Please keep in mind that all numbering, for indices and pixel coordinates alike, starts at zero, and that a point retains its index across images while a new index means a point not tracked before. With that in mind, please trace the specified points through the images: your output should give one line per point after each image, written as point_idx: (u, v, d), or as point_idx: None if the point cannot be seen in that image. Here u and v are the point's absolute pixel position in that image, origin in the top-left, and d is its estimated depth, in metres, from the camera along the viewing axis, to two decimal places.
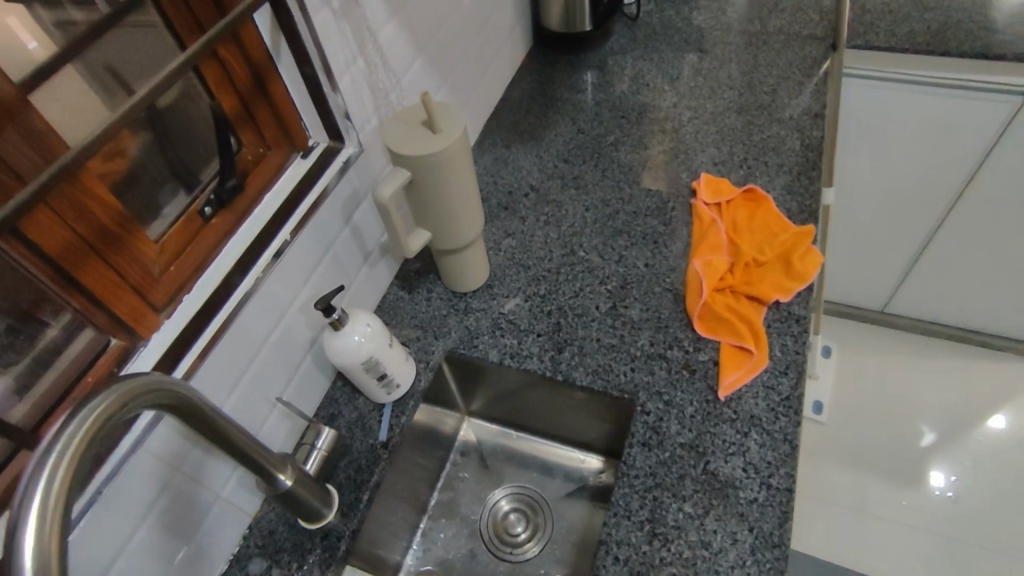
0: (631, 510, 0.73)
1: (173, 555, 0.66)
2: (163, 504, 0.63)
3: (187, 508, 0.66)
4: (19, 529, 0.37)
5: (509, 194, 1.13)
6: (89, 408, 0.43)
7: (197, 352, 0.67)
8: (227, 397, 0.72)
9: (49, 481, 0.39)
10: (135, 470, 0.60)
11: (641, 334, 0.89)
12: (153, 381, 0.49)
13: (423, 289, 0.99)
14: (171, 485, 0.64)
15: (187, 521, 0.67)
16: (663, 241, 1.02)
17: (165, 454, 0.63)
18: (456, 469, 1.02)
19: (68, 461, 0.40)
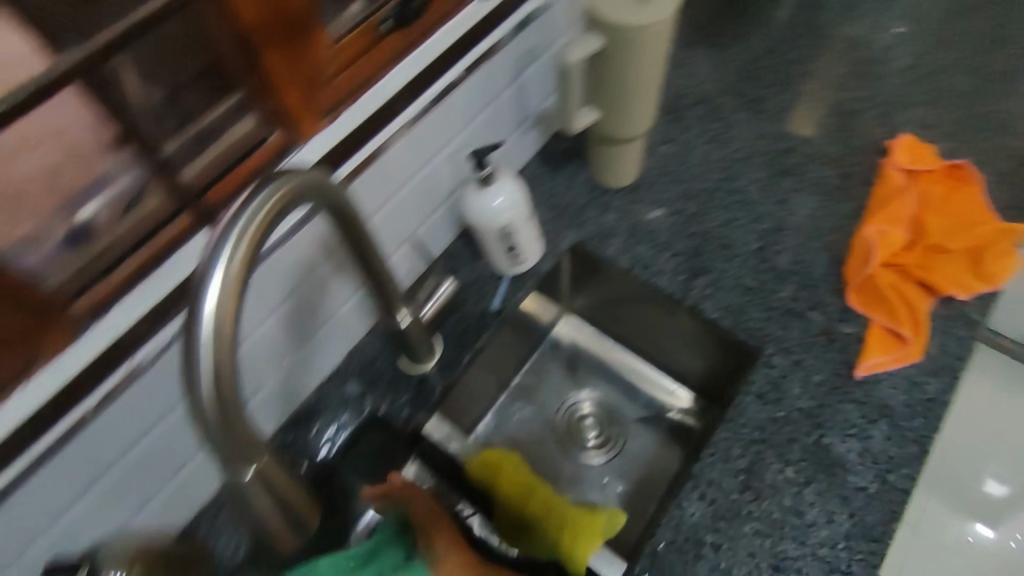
0: (730, 455, 0.69)
1: (296, 343, 0.68)
2: (297, 296, 0.64)
3: (314, 305, 0.67)
4: (198, 313, 0.36)
5: (678, 97, 1.02)
6: (264, 196, 0.40)
7: (354, 164, 0.65)
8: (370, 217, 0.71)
9: (227, 269, 0.37)
10: (281, 259, 0.60)
11: (785, 287, 0.82)
12: (317, 181, 0.45)
13: (565, 175, 0.94)
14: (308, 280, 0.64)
15: (309, 320, 0.68)
16: (835, 194, 0.91)
17: (313, 248, 0.62)
18: (544, 359, 1.00)
19: (251, 241, 0.39)
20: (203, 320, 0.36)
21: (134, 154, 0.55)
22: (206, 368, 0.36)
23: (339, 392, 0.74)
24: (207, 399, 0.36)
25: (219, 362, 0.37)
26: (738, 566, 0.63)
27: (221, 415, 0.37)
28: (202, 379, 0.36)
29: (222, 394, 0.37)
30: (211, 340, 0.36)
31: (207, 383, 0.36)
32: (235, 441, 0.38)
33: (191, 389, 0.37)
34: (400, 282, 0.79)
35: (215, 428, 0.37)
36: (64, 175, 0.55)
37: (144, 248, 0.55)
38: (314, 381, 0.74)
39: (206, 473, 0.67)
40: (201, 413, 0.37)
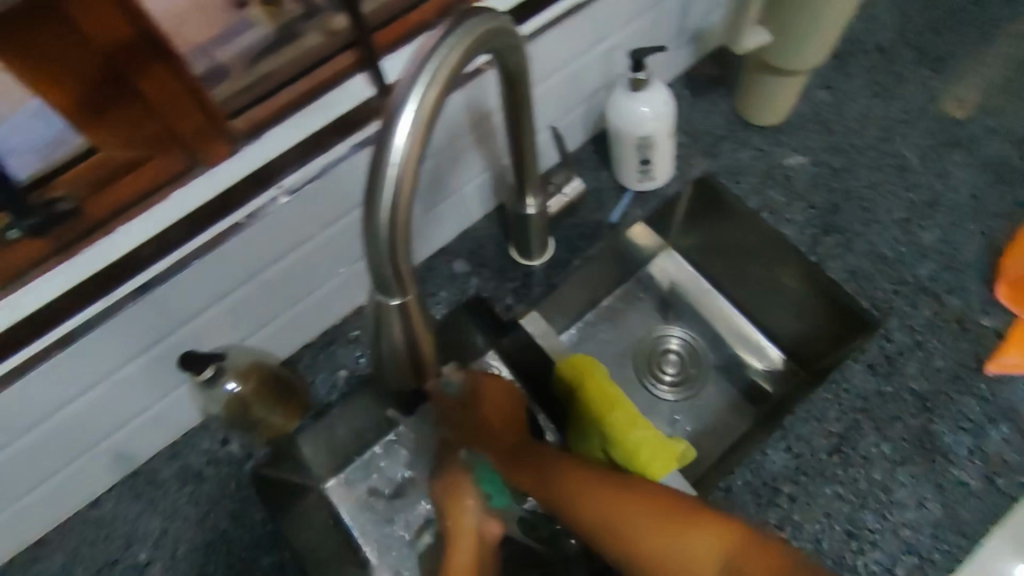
0: (827, 417, 0.67)
1: (455, 185, 0.70)
2: (462, 140, 0.65)
3: (470, 155, 0.68)
4: (389, 139, 0.36)
5: (847, 40, 0.92)
6: (461, 32, 0.38)
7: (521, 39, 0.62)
8: None
9: (421, 100, 0.36)
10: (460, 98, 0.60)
11: (925, 264, 0.76)
12: (510, 33, 0.43)
13: (707, 101, 0.88)
14: (476, 125, 0.65)
15: (450, 178, 0.68)
16: (1003, 179, 0.82)
17: (475, 106, 0.62)
18: (637, 287, 0.99)
19: (449, 75, 0.38)
20: (394, 146, 0.36)
21: (258, 10, 0.57)
22: (388, 195, 0.36)
23: (446, 269, 0.75)
24: (382, 225, 0.37)
25: (399, 196, 0.37)
26: (810, 523, 0.63)
27: (391, 245, 0.37)
28: (382, 204, 0.36)
29: (396, 223, 0.37)
30: (398, 168, 0.36)
31: (385, 213, 0.36)
32: (395, 273, 0.38)
33: (368, 211, 0.37)
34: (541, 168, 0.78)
35: (382, 256, 0.37)
36: (184, 23, 0.53)
37: (301, 82, 0.55)
38: (435, 244, 0.75)
39: (343, 297, 0.70)
40: (372, 238, 0.37)
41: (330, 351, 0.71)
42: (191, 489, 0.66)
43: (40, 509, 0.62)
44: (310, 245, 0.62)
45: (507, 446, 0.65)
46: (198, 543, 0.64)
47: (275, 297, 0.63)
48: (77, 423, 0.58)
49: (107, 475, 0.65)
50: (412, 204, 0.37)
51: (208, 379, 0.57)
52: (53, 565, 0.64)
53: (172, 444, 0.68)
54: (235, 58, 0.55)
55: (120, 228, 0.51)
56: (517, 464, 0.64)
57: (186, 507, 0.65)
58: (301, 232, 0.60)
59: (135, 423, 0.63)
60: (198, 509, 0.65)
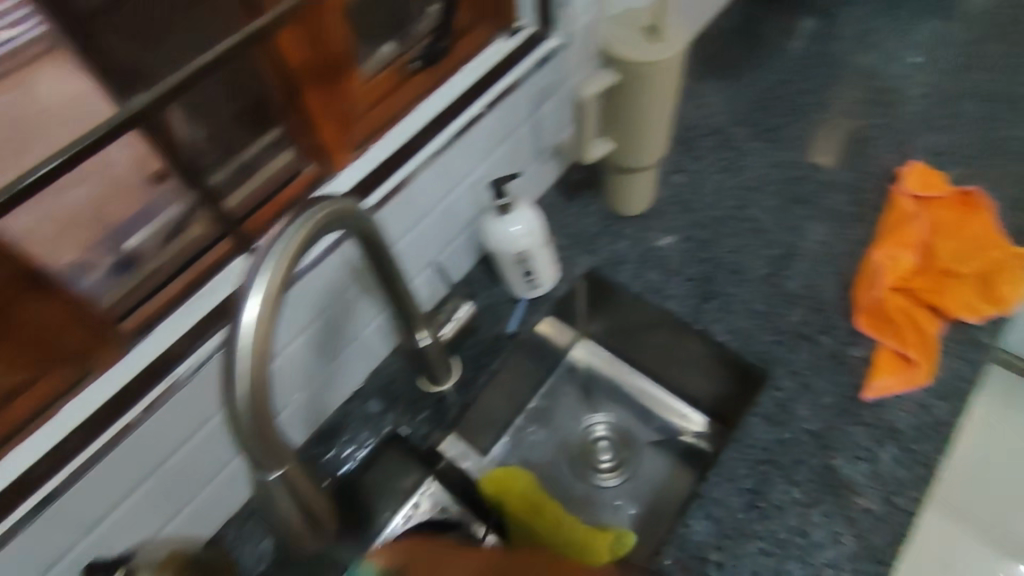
0: (737, 475, 0.71)
1: (344, 343, 0.74)
2: (335, 305, 0.69)
3: (347, 316, 0.72)
4: (238, 322, 0.41)
5: (690, 127, 1.04)
6: (302, 221, 0.45)
7: (382, 194, 0.69)
8: (397, 242, 0.74)
9: (267, 284, 0.42)
10: (317, 278, 0.65)
11: (795, 310, 0.83)
12: (344, 204, 0.50)
13: (580, 201, 0.95)
14: (348, 290, 0.70)
15: (337, 339, 0.72)
16: (845, 221, 0.91)
17: (336, 278, 0.67)
18: (560, 382, 1.03)
19: (292, 251, 0.44)
20: (243, 328, 0.41)
21: (177, 186, 0.61)
22: (242, 377, 0.41)
23: (360, 410, 0.78)
24: (242, 402, 0.41)
25: (254, 371, 0.41)
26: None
27: (254, 420, 0.41)
28: (239, 389, 0.41)
29: (256, 400, 0.41)
30: (248, 356, 0.41)
31: (243, 392, 0.41)
32: (263, 441, 0.42)
33: (228, 391, 0.41)
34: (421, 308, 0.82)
35: (247, 432, 0.41)
36: (107, 207, 0.60)
37: (182, 276, 0.61)
38: (347, 392, 0.79)
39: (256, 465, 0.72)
40: (235, 417, 0.41)
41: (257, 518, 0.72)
42: None
43: None
44: (213, 421, 0.64)
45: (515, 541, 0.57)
46: None
47: (187, 476, 0.65)
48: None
49: None
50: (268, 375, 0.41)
51: None
52: None
53: None
54: (146, 243, 0.60)
55: (11, 456, 0.52)
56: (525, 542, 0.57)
57: None
58: (203, 412, 0.62)
59: None
60: None
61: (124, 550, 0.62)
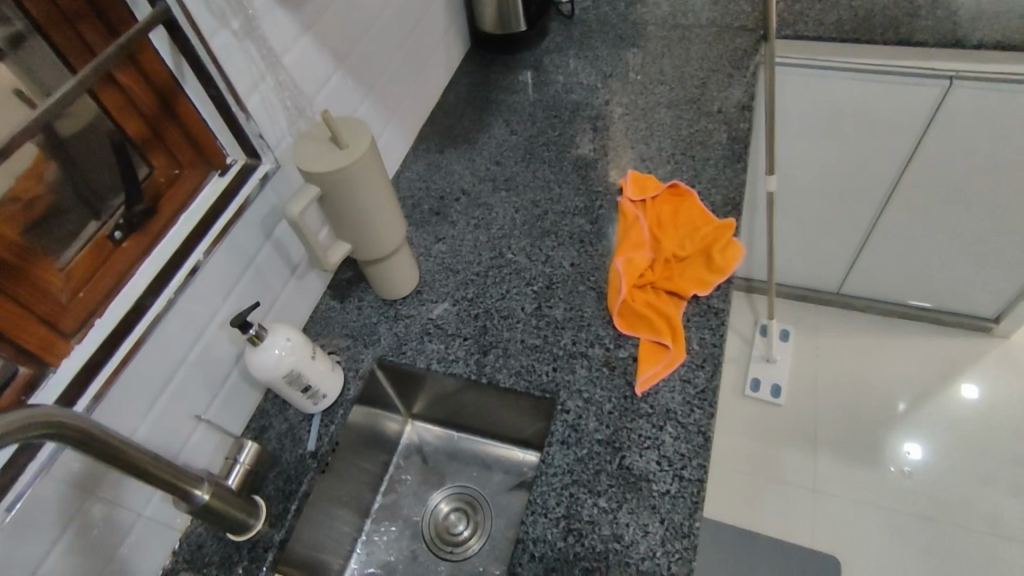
0: (549, 507, 0.75)
1: (118, 544, 0.69)
2: (87, 512, 0.65)
3: (110, 516, 0.67)
4: None
5: (440, 196, 1.12)
6: None
7: (106, 376, 0.67)
8: (142, 419, 0.73)
9: None
10: (44, 494, 0.60)
11: (564, 334, 0.91)
12: (18, 423, 0.47)
13: (355, 298, 0.99)
14: (93, 493, 0.65)
15: (108, 540, 0.68)
16: (589, 240, 1.02)
17: (73, 481, 0.63)
18: (399, 472, 1.03)
19: None
20: None
21: None
22: None
23: None
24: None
25: None
26: None
27: None
28: None
29: None
30: None
31: None
32: None
33: None
34: (202, 468, 0.80)
35: None
36: None
37: None
38: None
39: None
40: None
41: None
42: None
43: None
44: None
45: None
46: None
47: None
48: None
49: None
50: None
51: None
52: None
53: None
54: None
55: None
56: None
57: None
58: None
59: None
60: None
61: None
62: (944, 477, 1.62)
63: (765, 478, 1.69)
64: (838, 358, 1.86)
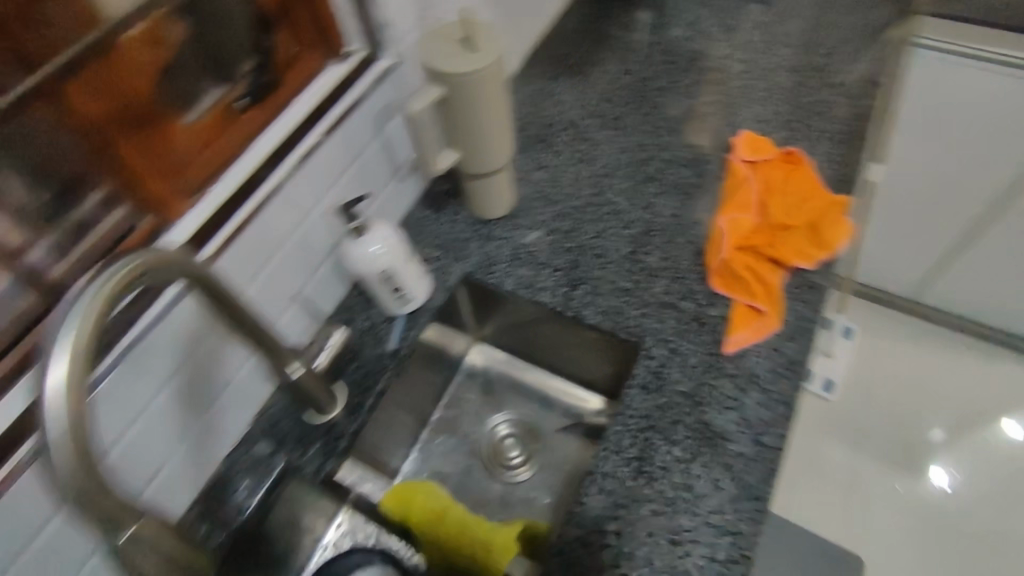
0: (622, 446, 0.75)
1: (209, 403, 0.71)
2: (188, 365, 0.67)
3: (206, 375, 0.69)
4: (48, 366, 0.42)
5: (547, 125, 1.11)
6: (121, 265, 0.47)
7: (223, 238, 0.68)
8: (248, 287, 0.73)
9: (78, 327, 0.43)
10: (161, 338, 0.63)
11: (656, 282, 0.89)
12: (164, 258, 0.51)
13: (448, 212, 0.99)
14: (200, 348, 0.67)
15: (202, 396, 0.70)
16: (691, 195, 0.99)
17: (186, 331, 0.65)
18: (461, 391, 1.04)
19: (106, 294, 0.45)
20: (52, 371, 0.41)
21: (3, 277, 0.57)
22: (61, 421, 0.41)
23: (248, 456, 0.76)
24: (63, 464, 0.41)
25: (71, 416, 0.41)
26: (637, 547, 0.67)
27: (81, 469, 0.41)
28: (59, 434, 0.41)
29: (77, 439, 0.41)
30: (61, 394, 0.41)
31: (60, 436, 0.41)
32: (85, 482, 0.42)
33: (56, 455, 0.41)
34: (291, 344, 0.81)
35: (72, 480, 0.41)
36: None
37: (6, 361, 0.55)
38: (228, 448, 0.75)
39: None
40: (70, 472, 0.41)
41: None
42: None
43: None
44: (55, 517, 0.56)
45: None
46: None
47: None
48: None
49: None
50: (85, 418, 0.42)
51: None
52: None
53: None
54: None
55: None
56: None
57: None
58: (24, 512, 0.54)
59: None
60: None
61: None
62: (981, 500, 1.59)
63: (797, 466, 1.70)
64: (898, 363, 1.82)
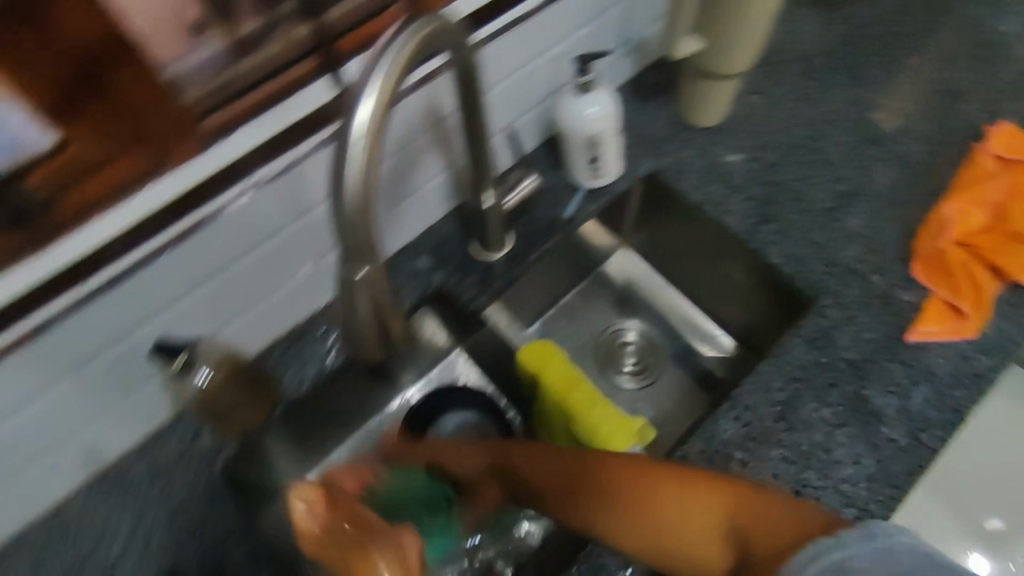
0: (770, 387, 0.71)
1: (403, 195, 0.73)
2: (401, 149, 0.68)
3: (411, 166, 0.71)
4: (355, 103, 0.41)
5: (777, 49, 0.99)
6: (421, 24, 0.45)
7: (503, 22, 0.67)
8: (498, 82, 0.73)
9: (386, 73, 0.42)
10: (410, 105, 0.64)
11: (852, 246, 0.81)
12: (455, 32, 0.49)
13: (651, 105, 0.94)
14: (431, 132, 0.69)
15: (402, 182, 0.72)
16: (920, 169, 0.88)
17: (429, 109, 0.66)
18: (595, 287, 1.00)
19: (410, 50, 0.44)
20: (358, 109, 0.41)
21: (224, 31, 0.56)
22: (355, 157, 0.41)
23: (410, 265, 0.79)
24: (352, 196, 0.41)
25: (364, 156, 0.41)
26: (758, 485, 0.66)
27: (356, 213, 0.42)
28: (350, 171, 0.41)
29: (362, 180, 0.41)
30: (362, 130, 0.41)
31: (352, 169, 0.41)
32: (353, 225, 0.42)
33: (335, 191, 0.42)
34: (496, 165, 0.83)
35: (343, 217, 0.42)
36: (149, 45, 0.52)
37: (267, 85, 0.58)
38: (401, 242, 0.79)
39: (299, 302, 0.74)
40: (342, 210, 0.42)
41: (338, 314, 0.77)
42: (162, 484, 0.68)
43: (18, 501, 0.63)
44: (312, 215, 0.66)
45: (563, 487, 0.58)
46: (172, 532, 0.66)
47: (270, 271, 0.68)
48: (29, 429, 0.59)
49: (76, 473, 0.66)
50: (374, 161, 0.42)
51: (180, 369, 0.60)
52: (24, 563, 0.65)
53: (143, 440, 0.70)
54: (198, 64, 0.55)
55: (88, 229, 0.53)
56: (673, 505, 0.53)
57: (161, 501, 0.67)
58: (279, 215, 0.64)
59: (109, 418, 0.65)
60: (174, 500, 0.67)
61: (189, 336, 0.65)
62: None
63: None
64: None
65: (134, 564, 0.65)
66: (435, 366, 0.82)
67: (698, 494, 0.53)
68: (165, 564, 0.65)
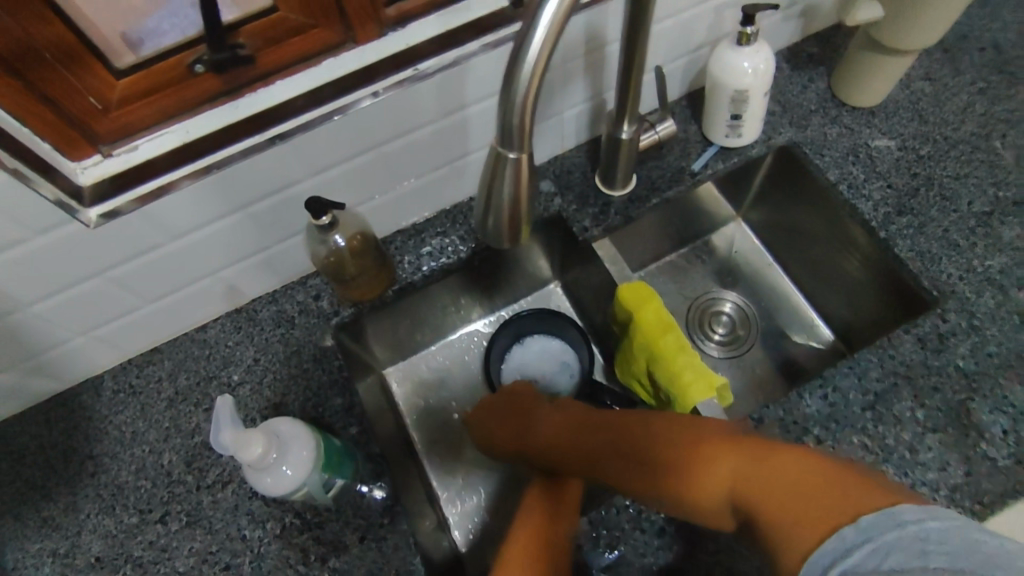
0: (867, 375, 0.70)
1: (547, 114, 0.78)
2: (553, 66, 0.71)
3: (560, 85, 0.75)
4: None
5: (959, 37, 0.91)
6: None
7: None
8: (666, 18, 0.74)
9: None
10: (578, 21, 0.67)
11: (996, 256, 0.76)
12: None
13: (805, 76, 0.90)
14: (588, 55, 0.73)
15: (549, 98, 0.76)
16: None
17: (590, 32, 0.70)
18: (702, 251, 0.98)
19: None
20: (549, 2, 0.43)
21: None
22: (537, 46, 0.44)
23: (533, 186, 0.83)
24: (525, 81, 0.44)
25: (545, 45, 0.44)
26: None
27: (525, 98, 0.45)
28: (528, 56, 0.44)
29: (538, 67, 0.44)
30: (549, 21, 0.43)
31: (532, 54, 0.44)
32: (518, 108, 0.45)
33: (510, 75, 0.44)
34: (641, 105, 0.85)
35: (510, 98, 0.45)
36: None
37: None
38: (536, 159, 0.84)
39: (430, 198, 0.80)
40: (511, 94, 0.45)
41: (464, 218, 0.81)
42: (282, 332, 0.75)
43: (171, 315, 0.73)
44: (464, 112, 0.70)
45: (610, 444, 0.62)
46: (283, 375, 0.73)
47: (415, 161, 0.73)
48: (197, 250, 0.68)
49: (217, 306, 0.76)
50: (551, 53, 0.44)
51: (325, 227, 0.67)
52: (163, 370, 0.74)
53: (274, 291, 0.78)
54: None
55: (278, 82, 0.61)
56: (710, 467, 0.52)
57: (277, 345, 0.75)
58: (437, 107, 0.68)
59: (251, 263, 0.73)
60: (287, 347, 0.74)
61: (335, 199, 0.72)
62: None
63: None
64: None
65: (247, 394, 0.72)
66: (529, 297, 0.92)
67: (732, 456, 0.52)
68: (272, 400, 0.72)
